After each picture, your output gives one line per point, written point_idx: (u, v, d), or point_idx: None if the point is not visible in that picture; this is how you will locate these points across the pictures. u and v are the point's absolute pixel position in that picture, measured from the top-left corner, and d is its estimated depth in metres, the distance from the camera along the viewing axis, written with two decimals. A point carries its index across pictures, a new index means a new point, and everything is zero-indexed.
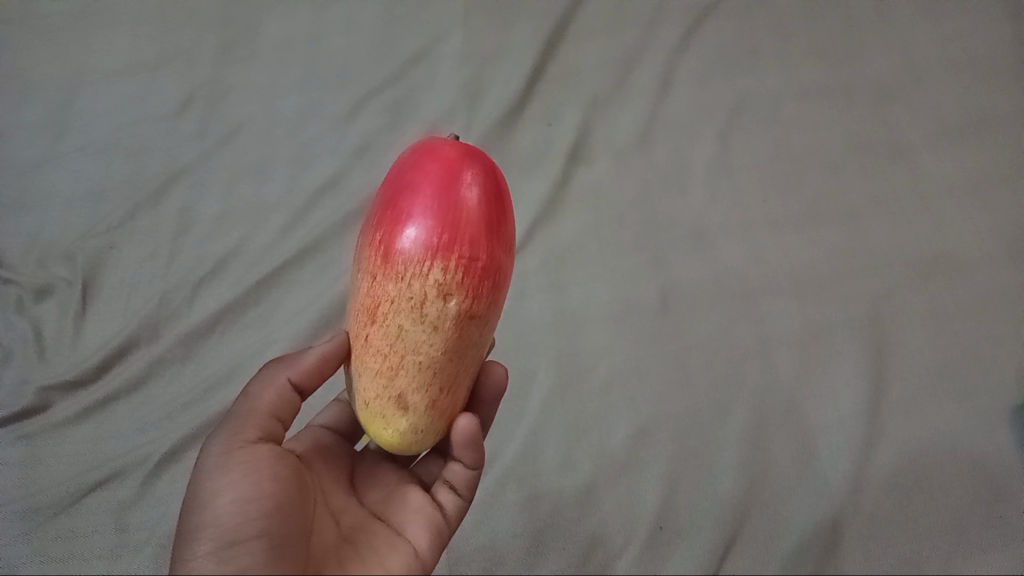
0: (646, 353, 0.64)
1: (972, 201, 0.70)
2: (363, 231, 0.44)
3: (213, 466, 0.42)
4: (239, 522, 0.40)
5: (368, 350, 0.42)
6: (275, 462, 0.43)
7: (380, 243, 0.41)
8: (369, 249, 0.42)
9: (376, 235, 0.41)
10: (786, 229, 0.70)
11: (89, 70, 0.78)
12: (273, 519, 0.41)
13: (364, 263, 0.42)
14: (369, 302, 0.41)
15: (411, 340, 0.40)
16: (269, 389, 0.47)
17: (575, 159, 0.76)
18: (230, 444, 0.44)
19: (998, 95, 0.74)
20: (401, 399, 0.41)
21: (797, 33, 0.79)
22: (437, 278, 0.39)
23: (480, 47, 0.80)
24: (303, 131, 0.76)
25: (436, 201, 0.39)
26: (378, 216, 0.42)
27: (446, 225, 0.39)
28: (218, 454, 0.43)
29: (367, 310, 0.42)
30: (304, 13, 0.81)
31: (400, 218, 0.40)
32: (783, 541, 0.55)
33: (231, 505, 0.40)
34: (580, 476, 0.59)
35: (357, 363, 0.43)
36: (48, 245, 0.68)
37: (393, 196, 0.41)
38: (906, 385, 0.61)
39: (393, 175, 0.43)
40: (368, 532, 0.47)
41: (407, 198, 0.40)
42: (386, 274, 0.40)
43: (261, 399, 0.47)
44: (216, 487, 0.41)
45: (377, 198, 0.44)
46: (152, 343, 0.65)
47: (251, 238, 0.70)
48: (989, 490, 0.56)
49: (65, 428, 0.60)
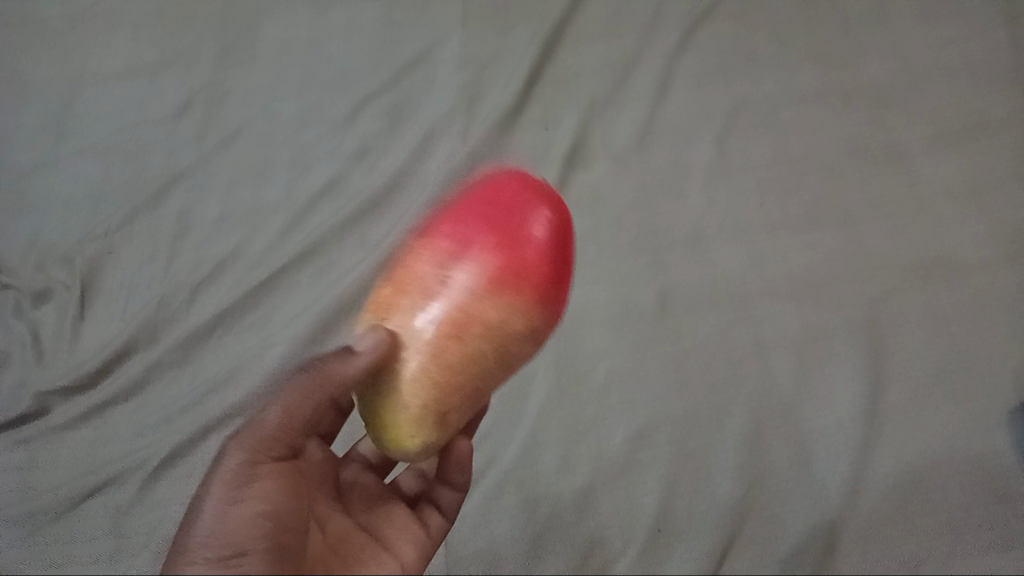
0: (645, 356, 0.64)
1: (969, 206, 0.70)
2: (430, 241, 0.45)
3: (227, 477, 0.41)
4: (253, 536, 0.39)
5: (428, 359, 0.41)
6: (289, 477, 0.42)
7: (486, 270, 0.42)
8: (468, 266, 0.42)
9: (482, 259, 0.43)
10: (784, 232, 0.70)
11: (88, 73, 0.78)
12: (286, 536, 0.40)
13: (458, 276, 0.42)
14: (445, 313, 0.42)
15: (478, 362, 0.42)
16: (288, 397, 0.42)
17: (574, 162, 0.76)
18: (244, 455, 0.41)
19: (993, 98, 0.75)
20: (444, 418, 0.42)
21: (795, 37, 0.80)
22: (525, 326, 0.43)
23: (479, 50, 0.81)
24: (302, 133, 0.76)
25: (540, 241, 0.44)
26: (467, 234, 0.44)
27: (544, 282, 0.44)
28: (232, 465, 0.41)
29: (438, 320, 0.42)
30: (304, 17, 0.81)
31: (496, 246, 0.43)
32: (780, 543, 0.55)
33: (245, 518, 0.39)
34: (578, 479, 0.59)
35: (405, 369, 0.42)
36: (47, 248, 0.68)
37: (511, 233, 0.43)
38: (903, 389, 0.61)
39: (479, 201, 0.45)
40: (355, 542, 0.46)
41: (510, 228, 0.44)
42: (479, 292, 0.42)
43: (278, 408, 0.42)
44: (230, 498, 0.40)
45: (451, 215, 0.45)
46: (150, 347, 0.65)
47: (250, 242, 0.70)
48: (986, 492, 0.57)
49: (64, 431, 0.60)
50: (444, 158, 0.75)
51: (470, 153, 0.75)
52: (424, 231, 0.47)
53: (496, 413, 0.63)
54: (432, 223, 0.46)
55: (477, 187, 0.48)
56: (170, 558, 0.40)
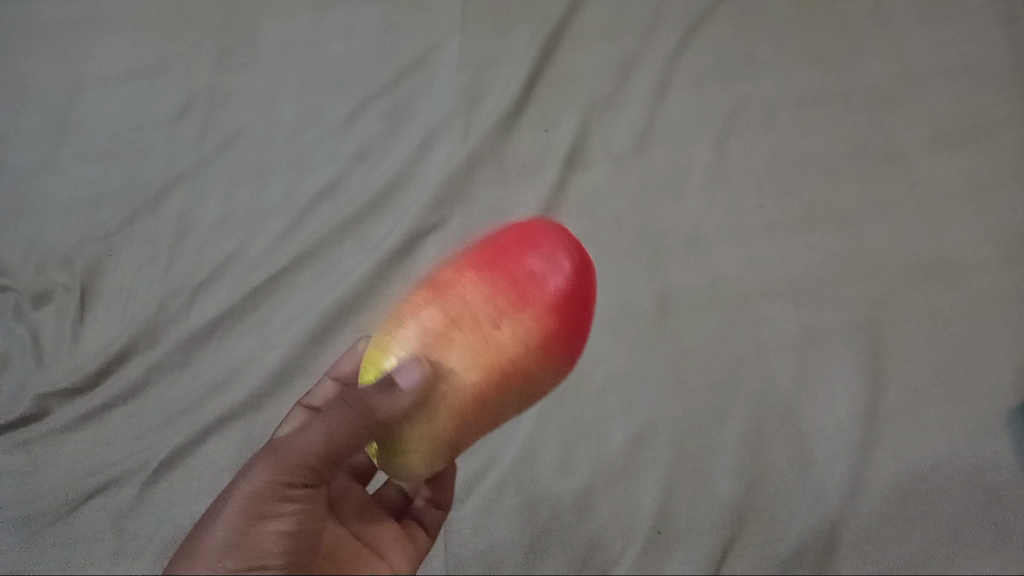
0: (644, 358, 0.64)
1: (967, 207, 0.70)
2: (489, 286, 0.49)
3: (254, 496, 0.42)
4: (273, 554, 0.41)
5: (472, 395, 0.47)
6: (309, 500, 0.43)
7: (530, 332, 0.48)
8: (516, 326, 0.48)
9: (528, 321, 0.48)
10: (783, 234, 0.70)
11: (88, 76, 0.78)
12: (299, 552, 0.43)
13: (505, 333, 0.47)
14: (498, 359, 0.47)
15: (505, 401, 0.49)
16: (327, 427, 0.43)
17: (573, 164, 0.76)
18: (270, 476, 0.42)
19: (992, 100, 0.75)
20: (454, 447, 0.49)
21: (793, 39, 0.80)
22: (543, 378, 0.51)
23: (478, 53, 0.81)
24: (302, 136, 0.76)
25: (578, 308, 0.51)
26: (527, 289, 0.49)
27: (568, 343, 0.51)
28: (260, 485, 0.42)
29: (489, 363, 0.47)
30: (303, 20, 0.82)
31: (547, 310, 0.49)
32: (780, 545, 0.55)
33: (269, 535, 0.41)
34: (578, 481, 0.59)
35: (451, 401, 0.46)
36: (47, 251, 0.69)
37: (555, 300, 0.50)
38: (903, 390, 0.61)
39: (538, 259, 0.51)
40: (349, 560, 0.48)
41: (554, 294, 0.50)
42: (528, 346, 0.48)
43: (314, 437, 0.43)
44: (255, 516, 0.41)
45: (511, 266, 0.50)
46: (150, 349, 0.65)
47: (250, 244, 0.70)
48: (986, 492, 0.57)
49: (64, 434, 0.60)
50: (443, 160, 0.75)
51: (469, 155, 0.75)
52: (477, 272, 0.50)
53: None
54: (487, 266, 0.50)
55: (529, 240, 0.52)
56: (176, 560, 0.41)
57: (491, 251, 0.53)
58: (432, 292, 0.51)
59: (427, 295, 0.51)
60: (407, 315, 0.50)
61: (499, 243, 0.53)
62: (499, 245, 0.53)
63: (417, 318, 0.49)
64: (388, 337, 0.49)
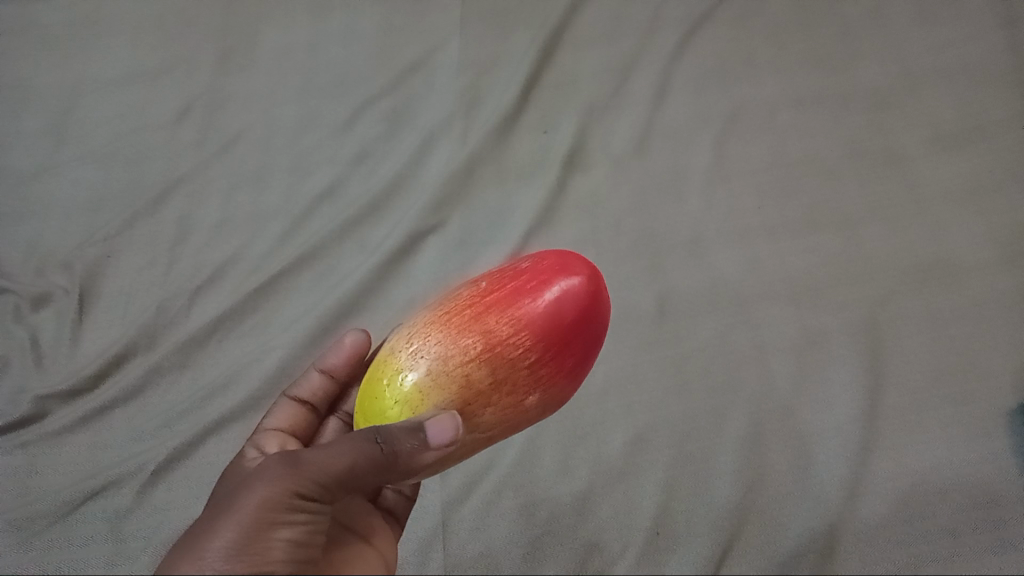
0: (643, 360, 0.64)
1: (967, 209, 0.70)
2: (538, 344, 0.39)
3: (268, 502, 0.38)
4: (279, 561, 0.38)
5: (486, 444, 0.42)
6: (319, 510, 0.40)
7: (565, 390, 0.41)
8: (554, 388, 0.40)
9: (567, 380, 0.41)
10: (782, 236, 0.70)
11: (88, 80, 0.78)
12: (306, 565, 0.39)
13: (542, 395, 0.40)
14: (523, 422, 0.41)
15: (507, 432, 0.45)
16: (353, 447, 0.39)
17: (572, 166, 0.76)
18: (284, 483, 0.39)
19: (993, 102, 0.75)
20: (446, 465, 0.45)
21: (792, 41, 0.80)
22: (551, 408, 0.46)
23: (478, 55, 0.81)
24: (301, 139, 0.76)
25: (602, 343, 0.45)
26: (571, 351, 0.40)
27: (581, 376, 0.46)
28: (276, 492, 0.39)
29: (515, 424, 0.41)
30: (303, 23, 0.82)
31: (582, 369, 0.42)
32: (779, 547, 0.55)
33: (275, 542, 0.38)
34: (577, 483, 0.59)
35: (467, 453, 0.41)
36: (46, 254, 0.69)
37: (593, 351, 0.42)
38: (902, 392, 0.61)
39: (592, 311, 0.40)
40: (344, 547, 0.44)
41: (594, 345, 0.42)
42: (554, 406, 0.42)
43: (337, 454, 0.39)
44: (265, 522, 0.38)
45: (565, 318, 0.39)
46: (149, 351, 0.65)
47: (249, 247, 0.71)
48: (986, 494, 0.56)
49: (62, 436, 0.60)
50: (443, 162, 0.75)
51: (468, 157, 0.75)
52: (526, 315, 0.39)
53: None
54: (537, 310, 0.39)
55: (582, 269, 0.41)
56: (173, 557, 0.37)
57: (542, 274, 0.41)
58: (471, 326, 0.39)
59: (465, 328, 0.39)
60: (437, 346, 0.40)
61: (551, 262, 0.41)
62: (549, 268, 0.41)
63: (450, 360, 0.39)
64: (412, 366, 0.40)
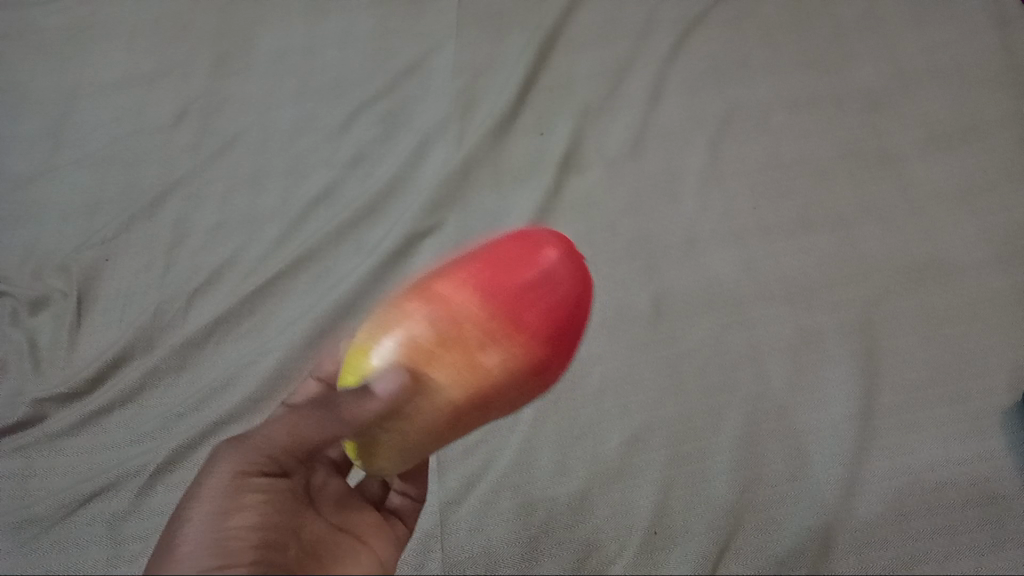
0: (639, 360, 0.65)
1: (961, 209, 0.70)
2: (489, 301, 0.40)
3: (225, 471, 0.42)
4: (245, 515, 0.40)
5: (451, 419, 0.40)
6: (273, 493, 0.42)
7: (525, 351, 0.40)
8: (513, 348, 0.40)
9: (525, 338, 0.40)
10: (776, 236, 0.71)
11: (85, 84, 0.78)
12: (275, 526, 0.41)
13: (498, 354, 0.40)
14: (483, 386, 0.40)
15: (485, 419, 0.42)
16: (295, 416, 0.45)
17: (568, 168, 0.77)
18: (233, 469, 0.42)
19: (987, 102, 0.75)
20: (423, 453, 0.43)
21: (785, 44, 0.81)
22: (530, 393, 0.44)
23: (473, 58, 0.81)
24: (298, 142, 0.76)
25: (580, 323, 0.44)
26: (527, 311, 0.41)
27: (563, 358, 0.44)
28: (232, 463, 0.43)
29: (474, 390, 0.39)
30: (299, 26, 0.82)
31: (562, 353, 0.43)
32: (776, 545, 0.55)
33: (231, 529, 0.39)
34: (574, 483, 0.59)
35: (427, 422, 0.40)
36: (43, 258, 0.69)
37: (554, 313, 0.42)
38: (897, 391, 0.62)
39: (548, 274, 0.42)
40: (337, 543, 0.44)
41: (555, 308, 0.42)
42: (518, 373, 0.41)
43: (284, 424, 0.45)
44: (221, 511, 0.40)
45: (517, 279, 0.41)
46: (146, 354, 0.65)
47: (246, 249, 0.71)
48: (981, 492, 0.57)
49: (60, 439, 0.60)
50: (440, 164, 0.76)
51: (465, 159, 0.76)
52: (480, 279, 0.41)
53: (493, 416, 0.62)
54: (492, 274, 0.41)
55: (541, 244, 0.44)
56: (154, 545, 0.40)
57: (502, 251, 0.44)
58: (428, 295, 0.41)
59: (423, 298, 0.42)
60: (395, 315, 0.42)
61: (512, 242, 0.44)
62: (509, 247, 0.44)
63: (403, 323, 0.41)
64: (372, 335, 0.42)
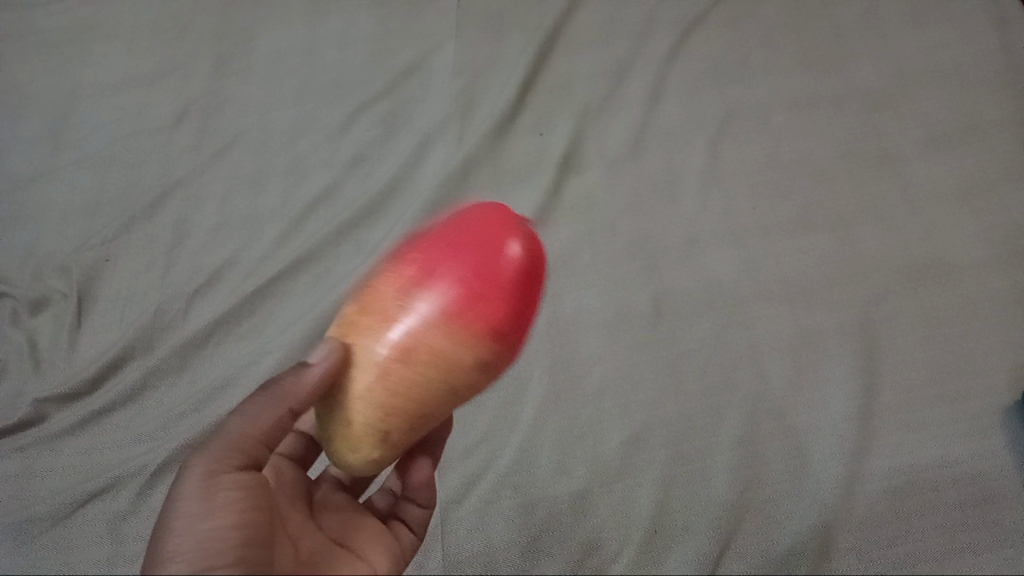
0: (639, 360, 0.65)
1: (961, 208, 0.70)
2: (407, 258, 0.42)
3: (198, 471, 0.40)
4: (223, 517, 0.38)
5: (387, 379, 0.39)
6: (256, 490, 0.41)
7: (443, 292, 0.39)
8: (428, 289, 0.40)
9: (441, 279, 0.40)
10: (776, 236, 0.71)
11: (85, 85, 0.78)
12: (258, 526, 0.40)
13: (416, 300, 0.39)
14: (409, 335, 0.39)
15: (434, 383, 0.39)
16: (263, 408, 0.42)
17: (568, 168, 0.77)
18: (211, 464, 0.40)
19: (986, 103, 0.75)
20: (388, 438, 0.39)
21: (785, 44, 0.81)
22: (475, 345, 0.39)
23: (473, 59, 0.81)
24: (298, 142, 0.77)
25: (512, 266, 0.41)
26: (444, 255, 0.41)
27: (503, 300, 0.40)
28: (204, 462, 0.40)
29: (401, 343, 0.39)
30: (299, 27, 0.82)
31: (489, 291, 0.40)
32: (776, 545, 0.55)
33: (215, 530, 0.38)
34: (574, 482, 0.59)
35: (366, 391, 0.39)
36: (44, 258, 0.69)
37: (465, 254, 0.41)
38: (897, 391, 0.62)
39: (464, 220, 0.43)
40: (329, 555, 0.44)
41: (473, 249, 0.41)
42: (442, 316, 0.39)
43: (253, 418, 0.42)
44: (201, 512, 0.38)
45: (434, 234, 0.43)
46: (146, 354, 0.65)
47: (246, 250, 0.71)
48: (981, 492, 0.57)
49: (61, 439, 0.60)
50: (440, 164, 0.76)
51: (465, 159, 0.76)
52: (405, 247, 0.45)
53: (493, 416, 0.62)
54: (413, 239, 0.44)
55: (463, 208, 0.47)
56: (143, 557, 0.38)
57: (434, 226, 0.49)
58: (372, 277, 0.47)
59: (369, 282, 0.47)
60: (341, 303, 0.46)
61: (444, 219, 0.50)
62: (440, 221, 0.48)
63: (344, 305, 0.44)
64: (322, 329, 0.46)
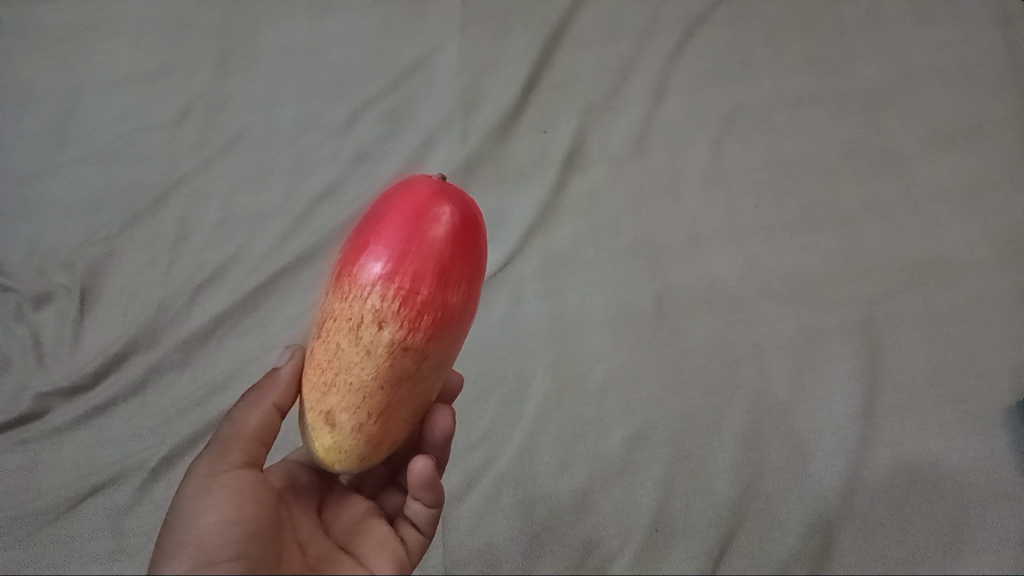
0: (642, 357, 0.65)
1: (964, 207, 0.70)
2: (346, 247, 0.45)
3: (197, 476, 0.43)
4: (218, 513, 0.40)
5: (316, 357, 0.42)
6: (258, 489, 0.43)
7: (343, 261, 0.41)
8: (339, 265, 0.42)
9: (346, 252, 0.41)
10: (780, 235, 0.71)
11: (89, 81, 0.79)
12: (253, 524, 0.41)
13: (332, 279, 0.42)
14: (324, 311, 0.42)
15: (348, 351, 0.40)
16: (252, 412, 0.45)
17: (571, 166, 0.77)
18: (215, 467, 0.43)
19: (989, 102, 0.75)
20: (331, 415, 0.40)
21: (789, 43, 0.81)
22: (374, 303, 0.38)
23: (477, 56, 0.82)
24: (301, 139, 0.77)
25: (402, 217, 0.39)
26: (356, 231, 0.42)
27: (395, 256, 0.38)
28: (202, 467, 0.43)
29: (321, 320, 0.42)
30: (303, 24, 0.82)
31: (368, 244, 0.39)
32: (777, 543, 0.55)
33: (215, 525, 0.40)
34: (576, 479, 0.59)
35: (307, 373, 0.43)
36: (47, 253, 0.69)
37: (365, 224, 0.41)
38: (900, 389, 0.62)
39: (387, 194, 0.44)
40: (333, 561, 0.45)
41: (371, 215, 0.41)
42: (340, 286, 0.40)
43: (243, 421, 0.45)
44: (198, 511, 0.41)
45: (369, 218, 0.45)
46: (149, 349, 0.65)
47: (249, 246, 0.71)
48: (982, 491, 0.57)
49: (64, 433, 0.60)
50: (443, 162, 0.76)
51: (468, 157, 0.76)
52: None
53: (494, 414, 0.62)
54: None
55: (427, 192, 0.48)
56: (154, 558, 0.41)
57: None
58: None
59: None
60: None
61: None
62: None
63: None
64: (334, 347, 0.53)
